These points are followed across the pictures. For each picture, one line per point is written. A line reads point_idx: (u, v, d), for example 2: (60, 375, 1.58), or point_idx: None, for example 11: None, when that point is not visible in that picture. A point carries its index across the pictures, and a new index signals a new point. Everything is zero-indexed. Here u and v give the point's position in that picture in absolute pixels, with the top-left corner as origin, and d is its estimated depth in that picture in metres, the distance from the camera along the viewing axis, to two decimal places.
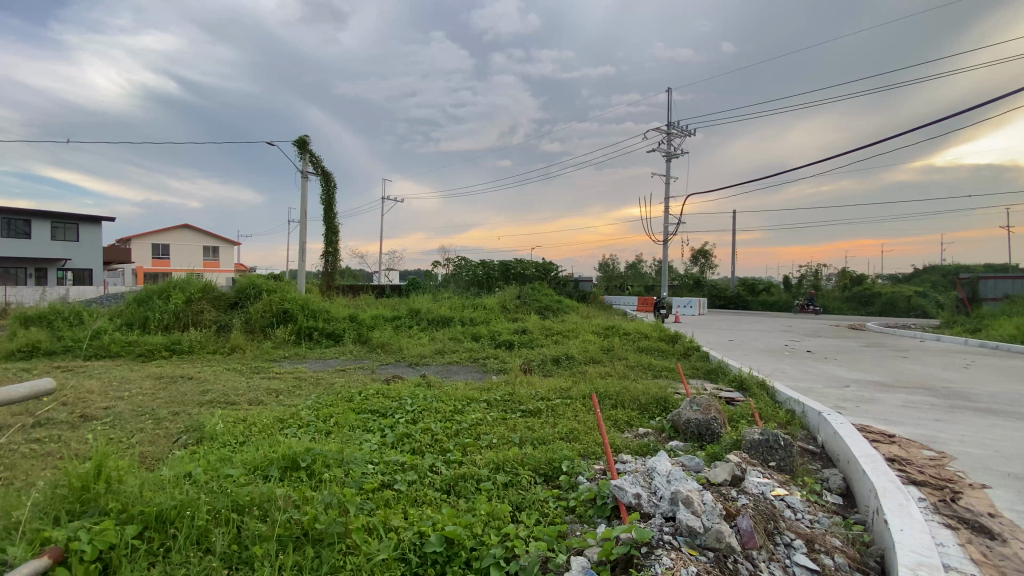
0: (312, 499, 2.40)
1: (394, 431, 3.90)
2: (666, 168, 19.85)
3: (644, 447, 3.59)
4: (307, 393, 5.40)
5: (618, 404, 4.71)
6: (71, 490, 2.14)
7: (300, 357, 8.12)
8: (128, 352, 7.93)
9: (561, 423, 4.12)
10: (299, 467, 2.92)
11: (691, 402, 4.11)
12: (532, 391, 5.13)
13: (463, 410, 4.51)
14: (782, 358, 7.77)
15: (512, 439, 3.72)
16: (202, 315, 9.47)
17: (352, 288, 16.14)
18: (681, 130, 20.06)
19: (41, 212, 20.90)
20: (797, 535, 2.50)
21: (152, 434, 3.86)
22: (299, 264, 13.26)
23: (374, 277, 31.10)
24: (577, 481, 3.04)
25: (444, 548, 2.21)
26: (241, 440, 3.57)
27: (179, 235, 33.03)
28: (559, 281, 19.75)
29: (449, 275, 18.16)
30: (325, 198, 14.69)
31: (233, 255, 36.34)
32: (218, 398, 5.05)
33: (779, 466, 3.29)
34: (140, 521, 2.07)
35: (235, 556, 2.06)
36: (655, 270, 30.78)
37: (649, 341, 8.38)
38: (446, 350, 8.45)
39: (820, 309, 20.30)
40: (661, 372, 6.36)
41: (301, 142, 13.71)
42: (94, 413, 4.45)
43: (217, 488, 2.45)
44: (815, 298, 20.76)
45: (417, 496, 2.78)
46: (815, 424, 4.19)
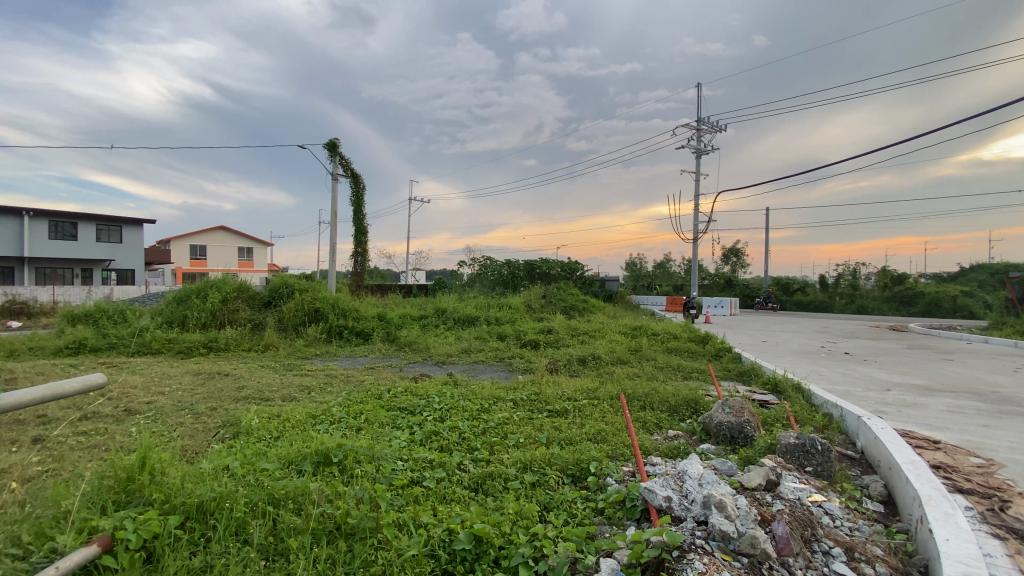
0: (343, 494, 2.45)
1: (422, 428, 3.95)
2: (696, 166, 19.52)
3: (674, 450, 3.52)
4: (338, 390, 5.52)
5: (647, 406, 4.65)
6: (117, 481, 2.24)
7: (331, 355, 8.29)
8: (168, 349, 8.26)
9: (589, 423, 4.09)
10: (331, 462, 2.98)
11: (722, 404, 4.01)
12: (558, 391, 5.11)
13: (490, 409, 4.53)
14: (818, 360, 7.53)
15: (539, 439, 3.71)
16: (237, 314, 9.76)
17: (381, 287, 16.42)
18: (712, 126, 19.68)
19: (87, 215, 21.97)
20: (835, 543, 2.41)
21: (192, 428, 4.00)
22: (330, 264, 13.56)
23: (401, 277, 31.53)
24: (605, 482, 3.00)
25: (473, 546, 2.22)
26: (275, 435, 3.68)
27: (216, 236, 34.21)
28: (585, 281, 19.62)
29: (475, 275, 18.26)
30: (354, 200, 14.98)
31: (267, 256, 37.45)
32: (253, 394, 5.20)
33: (816, 471, 3.18)
34: (181, 511, 2.15)
35: (271, 547, 2.11)
36: (684, 270, 30.25)
37: (678, 342, 8.24)
38: (472, 349, 8.49)
39: (777, 306, 21.81)
40: (690, 374, 6.25)
41: (331, 145, 14.05)
42: (137, 407, 4.65)
43: (254, 481, 2.53)
44: (772, 297, 22.35)
45: (445, 493, 2.80)
46: (853, 428, 4.04)
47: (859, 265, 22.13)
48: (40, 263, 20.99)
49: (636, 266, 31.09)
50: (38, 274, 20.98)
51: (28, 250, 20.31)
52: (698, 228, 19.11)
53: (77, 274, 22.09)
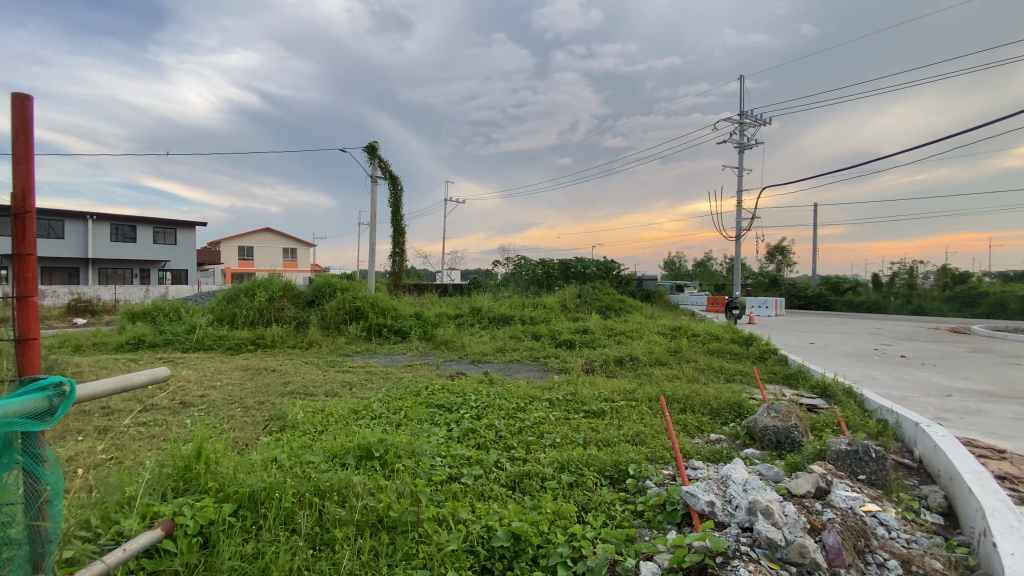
0: (385, 487, 2.51)
1: (460, 425, 3.99)
2: (739, 161, 18.92)
3: (716, 454, 3.42)
4: (378, 386, 5.66)
5: (687, 408, 4.54)
6: (176, 469, 2.37)
7: (370, 352, 8.49)
8: (219, 345, 8.68)
9: (627, 425, 4.03)
10: (373, 456, 3.06)
11: (767, 408, 3.88)
12: (595, 392, 5.06)
13: (526, 408, 4.53)
14: (871, 363, 7.16)
15: (575, 439, 3.68)
16: (282, 312, 10.13)
17: (419, 287, 16.70)
18: (755, 119, 19.02)
19: (145, 219, 23.34)
20: (891, 555, 2.28)
21: (242, 421, 4.20)
22: (368, 264, 13.88)
23: (437, 277, 32.00)
24: (644, 485, 2.94)
25: (512, 544, 2.22)
26: (319, 429, 3.80)
27: (261, 238, 35.68)
28: (621, 281, 19.33)
29: (510, 275, 18.34)
30: (392, 201, 15.31)
31: (309, 256, 38.75)
32: (297, 390, 5.38)
33: (870, 480, 3.02)
34: (235, 500, 2.24)
35: (318, 537, 2.18)
36: (725, 270, 29.36)
37: (720, 343, 8.01)
38: (507, 348, 8.50)
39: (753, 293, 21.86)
40: (733, 376, 6.06)
41: (370, 148, 14.41)
42: (192, 400, 4.90)
43: (301, 472, 2.62)
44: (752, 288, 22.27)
45: (483, 490, 2.83)
46: (911, 435, 3.82)
47: (916, 263, 20.84)
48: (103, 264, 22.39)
49: (674, 266, 30.41)
50: (101, 274, 22.42)
51: (92, 252, 21.71)
52: (740, 225, 18.47)
53: (136, 274, 23.48)
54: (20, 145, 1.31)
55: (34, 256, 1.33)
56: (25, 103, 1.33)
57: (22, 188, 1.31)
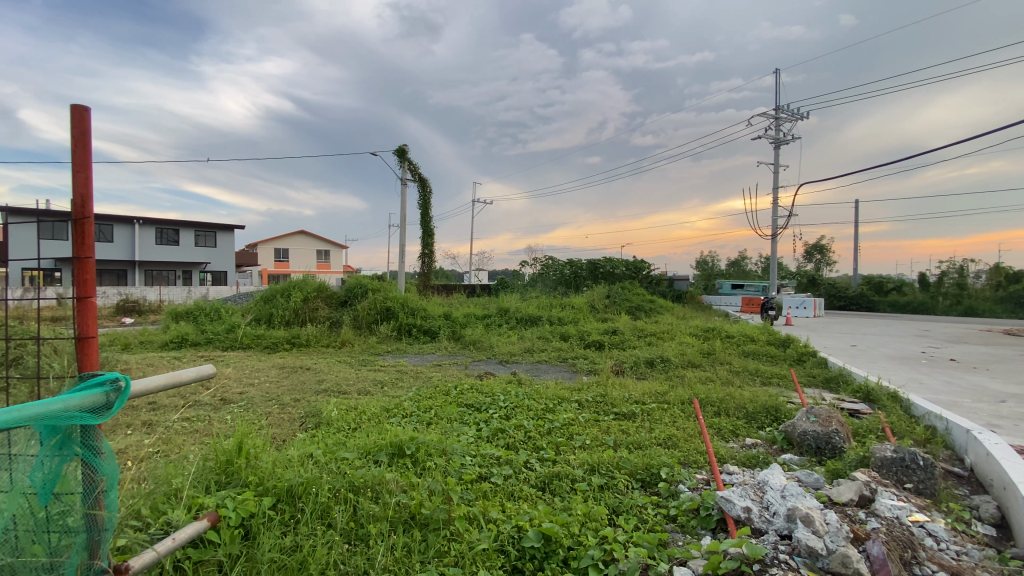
0: (417, 485, 2.55)
1: (489, 425, 4.01)
2: (775, 157, 18.38)
3: (752, 459, 3.33)
4: (408, 385, 5.75)
5: (721, 412, 4.43)
6: (219, 463, 2.47)
7: (401, 352, 8.63)
8: (257, 344, 8.99)
9: (658, 428, 3.96)
10: (405, 454, 3.10)
11: (806, 412, 3.75)
12: (625, 394, 5.00)
13: (555, 409, 4.52)
14: (917, 367, 6.83)
15: (606, 441, 3.64)
16: (317, 312, 10.40)
17: (447, 287, 16.88)
18: (792, 113, 18.42)
19: (188, 223, 24.38)
20: (940, 567, 2.17)
21: (279, 417, 4.33)
22: (398, 265, 14.09)
23: (465, 278, 32.24)
24: (677, 489, 2.89)
25: (543, 545, 2.21)
26: (352, 426, 3.88)
27: (296, 241, 36.76)
28: (651, 281, 19.04)
29: (538, 275, 18.33)
30: (422, 203, 15.54)
31: (341, 258, 39.66)
32: (331, 388, 5.52)
33: (917, 489, 2.88)
34: (274, 494, 2.32)
35: (353, 532, 2.23)
36: (761, 269, 28.50)
37: (755, 345, 7.80)
38: (535, 349, 8.49)
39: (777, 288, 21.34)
40: (770, 379, 5.89)
41: (401, 151, 14.66)
42: (232, 396, 5.09)
43: (336, 469, 2.68)
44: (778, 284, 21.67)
45: (513, 490, 2.83)
46: (961, 443, 3.62)
47: (967, 261, 19.74)
48: (149, 266, 23.46)
49: (707, 266, 29.73)
50: (147, 276, 23.48)
51: (139, 254, 22.77)
52: (776, 223, 17.89)
53: (180, 275, 24.50)
54: (79, 153, 1.38)
55: (91, 258, 1.40)
56: (83, 114, 1.40)
57: (81, 195, 1.38)
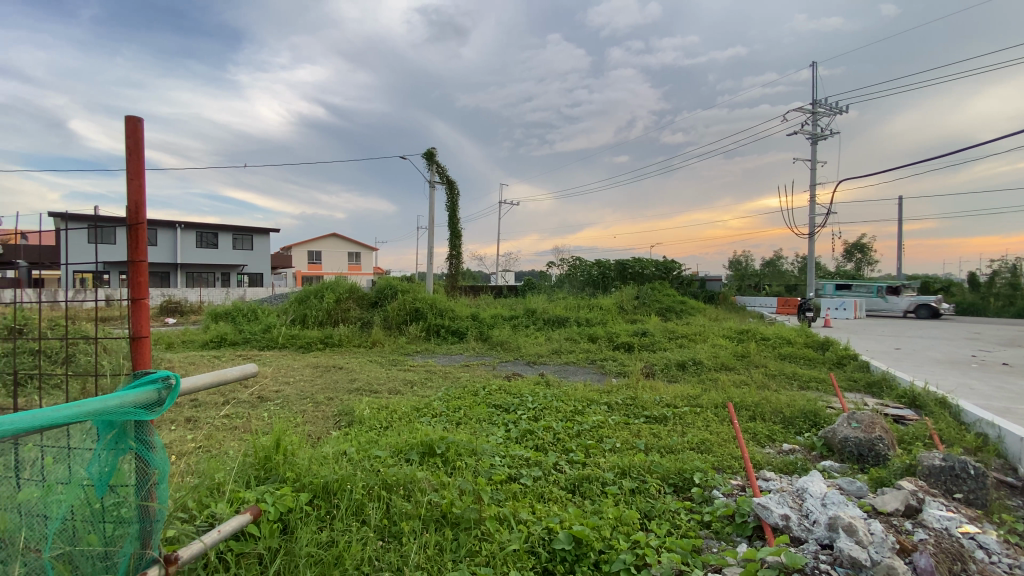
0: (447, 484, 2.57)
1: (518, 426, 4.01)
2: (811, 153, 17.78)
3: (790, 465, 3.22)
4: (437, 385, 5.81)
5: (757, 416, 4.31)
6: (258, 459, 2.56)
7: (430, 352, 8.75)
8: (292, 343, 9.25)
9: (691, 432, 3.88)
10: (435, 453, 3.14)
11: (848, 417, 3.61)
12: (656, 397, 4.92)
13: (584, 411, 4.49)
14: (968, 371, 6.49)
15: (636, 445, 3.59)
16: (348, 313, 10.63)
17: (474, 288, 17.03)
18: (830, 107, 17.75)
19: (226, 226, 25.31)
20: None
21: (314, 415, 4.44)
22: (427, 266, 14.28)
23: (492, 279, 32.38)
24: (711, 495, 2.82)
25: (573, 547, 2.19)
26: (384, 425, 3.95)
27: (328, 243, 37.71)
28: (682, 282, 18.69)
29: (565, 276, 18.26)
30: (450, 205, 15.71)
31: (372, 260, 40.41)
32: (363, 387, 5.62)
33: (967, 499, 2.73)
34: (310, 490, 2.38)
35: (386, 529, 2.27)
36: (797, 270, 27.61)
37: (792, 348, 7.56)
38: (563, 351, 8.44)
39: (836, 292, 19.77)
40: (808, 383, 5.69)
41: (429, 154, 14.86)
42: (268, 394, 5.25)
43: (369, 466, 2.74)
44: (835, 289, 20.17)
45: (543, 491, 2.82)
46: (1016, 452, 3.42)
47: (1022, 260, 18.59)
48: (190, 268, 24.41)
49: (740, 266, 28.98)
50: (188, 277, 24.44)
51: (181, 257, 23.72)
52: (814, 221, 17.28)
53: (219, 277, 25.39)
54: (134, 161, 1.45)
55: (144, 262, 1.46)
56: (137, 124, 1.47)
57: (135, 202, 1.45)
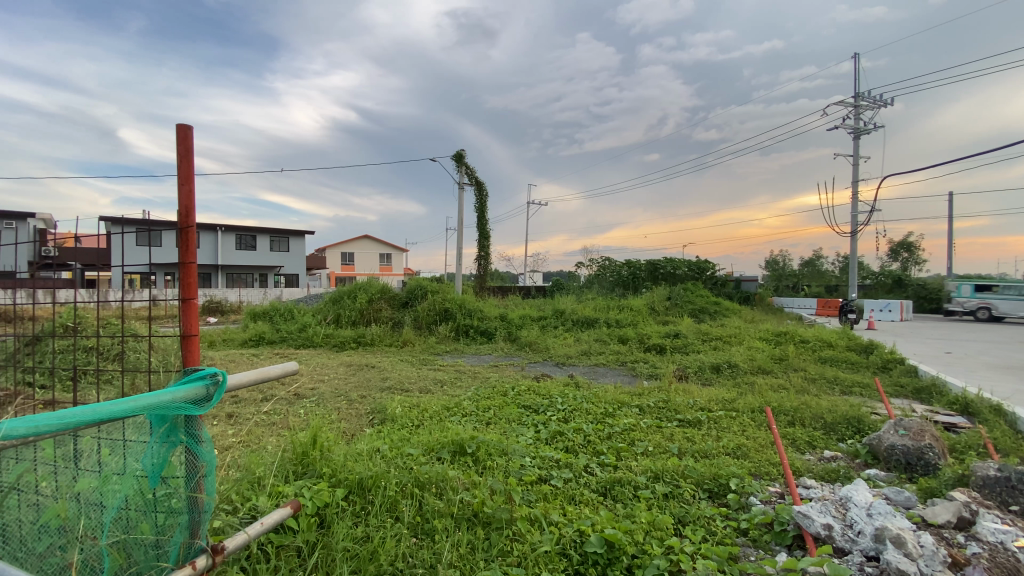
0: (479, 484, 2.59)
1: (548, 428, 3.99)
2: (853, 149, 17.06)
3: (832, 473, 3.11)
4: (467, 385, 5.86)
5: (796, 422, 4.17)
6: (296, 454, 2.64)
7: (459, 352, 8.83)
8: (326, 342, 9.49)
9: (727, 437, 3.78)
10: (466, 453, 3.16)
11: (895, 424, 3.45)
12: (689, 400, 4.82)
13: (615, 413, 4.43)
14: None
15: (670, 449, 3.52)
16: (380, 313, 10.82)
17: (502, 288, 17.11)
18: (874, 100, 16.99)
19: (264, 229, 26.17)
20: None
21: (348, 412, 4.55)
22: (456, 267, 14.43)
23: (520, 279, 32.43)
24: (748, 502, 2.75)
25: (605, 551, 2.16)
26: (415, 423, 4.02)
27: (360, 245, 38.52)
28: (716, 282, 18.25)
29: (594, 276, 18.10)
30: (479, 206, 15.82)
31: (402, 261, 41.02)
32: (395, 386, 5.72)
33: None
34: (346, 485, 2.43)
35: (419, 526, 2.30)
36: (839, 270, 26.51)
37: (833, 351, 7.28)
38: (593, 352, 8.36)
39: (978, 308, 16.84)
40: (851, 388, 5.46)
41: (458, 156, 15.01)
42: (305, 392, 5.40)
43: (402, 463, 2.78)
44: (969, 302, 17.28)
45: (573, 494, 2.80)
46: None
47: None
48: (230, 270, 25.32)
49: (776, 266, 28.08)
50: (228, 278, 25.36)
51: (222, 258, 24.65)
52: (856, 219, 16.56)
53: (257, 278, 26.25)
54: (184, 167, 1.52)
55: (193, 264, 1.53)
56: (187, 132, 1.53)
57: (185, 207, 1.51)
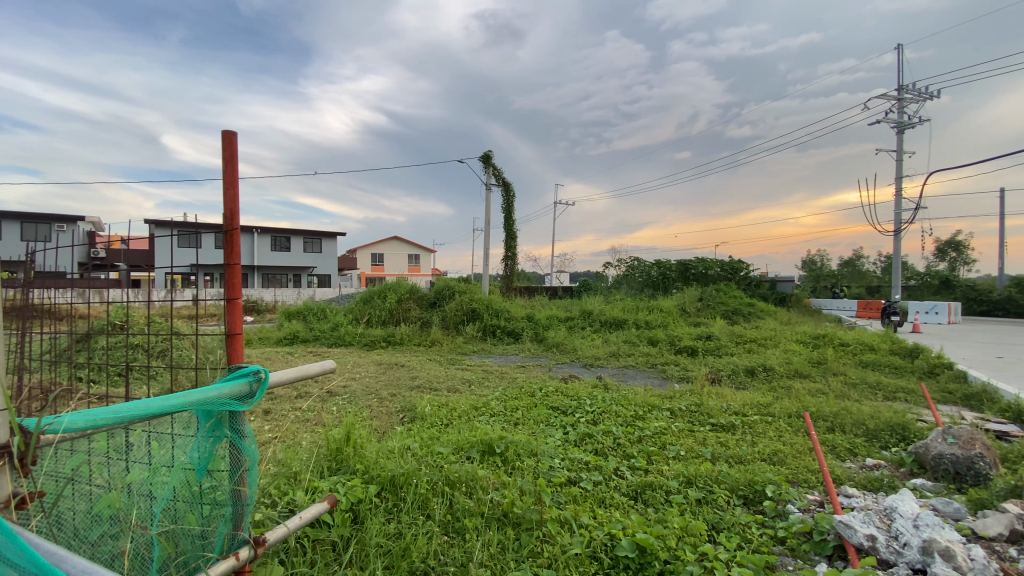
0: (508, 484, 2.60)
1: (576, 429, 3.97)
2: (896, 144, 16.30)
3: (875, 482, 2.98)
4: (494, 385, 5.88)
5: (836, 428, 4.03)
6: (330, 450, 2.71)
7: (486, 352, 8.87)
8: (357, 341, 9.69)
9: (762, 442, 3.68)
10: (495, 452, 3.18)
11: (943, 432, 3.29)
12: (722, 404, 4.71)
13: (645, 416, 4.37)
14: None
15: (702, 453, 3.45)
16: (409, 313, 10.97)
17: (529, 288, 17.12)
18: (918, 92, 16.20)
19: (297, 231, 26.92)
20: None
21: (379, 410, 4.63)
22: (483, 267, 14.52)
23: (547, 279, 32.33)
24: (785, 509, 2.67)
25: (637, 556, 2.14)
26: (444, 422, 4.06)
27: (390, 246, 39.16)
28: (749, 283, 17.76)
29: (623, 276, 17.89)
30: (506, 207, 15.87)
31: (430, 262, 41.50)
32: (424, 384, 5.79)
33: None
34: (378, 482, 2.47)
35: (450, 524, 2.32)
36: (881, 270, 25.41)
37: (875, 355, 6.99)
38: (622, 354, 8.26)
39: None
40: (895, 394, 5.23)
41: (486, 157, 15.09)
42: (337, 389, 5.53)
43: (432, 462, 2.82)
44: None
45: (604, 496, 2.78)
46: None
47: None
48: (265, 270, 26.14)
49: (814, 266, 27.13)
50: (263, 278, 26.17)
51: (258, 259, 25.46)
52: (900, 217, 15.83)
53: (291, 278, 26.99)
54: (229, 172, 1.57)
55: (238, 264, 1.58)
56: (232, 138, 1.59)
57: (230, 210, 1.57)
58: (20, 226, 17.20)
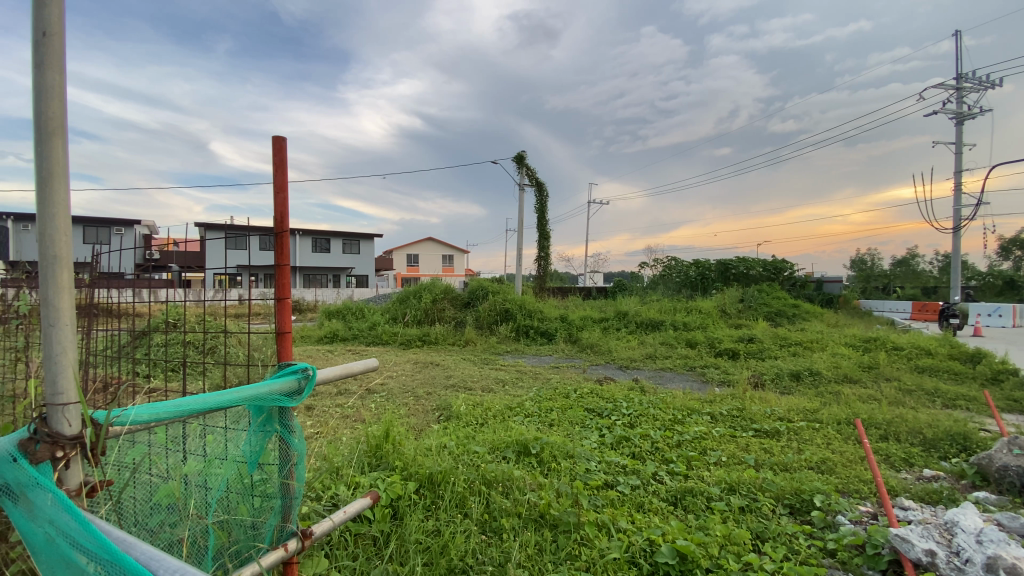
0: (545, 485, 2.59)
1: (612, 432, 3.92)
2: (955, 136, 15.35)
3: (933, 494, 2.81)
4: (529, 385, 5.88)
5: (890, 436, 3.83)
6: (370, 447, 2.77)
7: (520, 352, 8.89)
8: (393, 340, 9.89)
9: (810, 450, 3.53)
10: (531, 453, 3.18)
11: (1008, 442, 3.08)
12: (765, 409, 4.55)
13: (684, 421, 4.27)
14: None
15: (746, 460, 3.34)
16: (444, 313, 11.11)
17: (563, 289, 17.04)
18: (979, 81, 15.19)
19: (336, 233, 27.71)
20: None
21: (415, 408, 4.71)
22: (517, 268, 14.55)
23: (581, 280, 32.07)
24: (836, 520, 2.55)
25: (678, 562, 2.09)
26: (479, 421, 4.08)
27: (425, 247, 39.78)
28: (793, 283, 17.10)
29: (660, 276, 17.55)
30: (540, 207, 15.86)
31: (464, 262, 41.88)
32: (459, 383, 5.86)
33: None
34: (416, 479, 2.51)
35: (487, 523, 2.33)
36: (938, 269, 23.95)
37: (933, 360, 6.59)
38: (658, 355, 8.12)
39: None
40: (954, 402, 4.92)
41: (519, 158, 15.13)
42: (376, 387, 5.64)
43: (469, 460, 2.84)
44: None
45: (642, 501, 2.73)
46: None
47: None
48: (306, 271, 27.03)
49: (864, 266, 25.85)
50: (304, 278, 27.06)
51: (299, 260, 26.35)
52: (959, 213, 14.88)
53: (331, 279, 27.80)
54: (278, 176, 1.63)
55: (287, 265, 1.64)
56: (282, 143, 1.64)
57: (280, 213, 1.63)
58: (83, 230, 18.35)
